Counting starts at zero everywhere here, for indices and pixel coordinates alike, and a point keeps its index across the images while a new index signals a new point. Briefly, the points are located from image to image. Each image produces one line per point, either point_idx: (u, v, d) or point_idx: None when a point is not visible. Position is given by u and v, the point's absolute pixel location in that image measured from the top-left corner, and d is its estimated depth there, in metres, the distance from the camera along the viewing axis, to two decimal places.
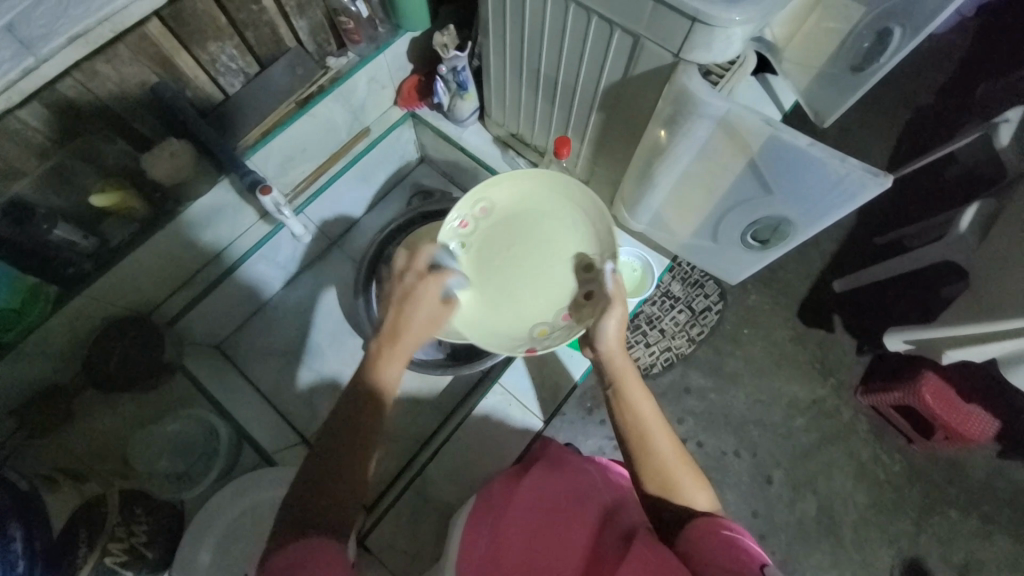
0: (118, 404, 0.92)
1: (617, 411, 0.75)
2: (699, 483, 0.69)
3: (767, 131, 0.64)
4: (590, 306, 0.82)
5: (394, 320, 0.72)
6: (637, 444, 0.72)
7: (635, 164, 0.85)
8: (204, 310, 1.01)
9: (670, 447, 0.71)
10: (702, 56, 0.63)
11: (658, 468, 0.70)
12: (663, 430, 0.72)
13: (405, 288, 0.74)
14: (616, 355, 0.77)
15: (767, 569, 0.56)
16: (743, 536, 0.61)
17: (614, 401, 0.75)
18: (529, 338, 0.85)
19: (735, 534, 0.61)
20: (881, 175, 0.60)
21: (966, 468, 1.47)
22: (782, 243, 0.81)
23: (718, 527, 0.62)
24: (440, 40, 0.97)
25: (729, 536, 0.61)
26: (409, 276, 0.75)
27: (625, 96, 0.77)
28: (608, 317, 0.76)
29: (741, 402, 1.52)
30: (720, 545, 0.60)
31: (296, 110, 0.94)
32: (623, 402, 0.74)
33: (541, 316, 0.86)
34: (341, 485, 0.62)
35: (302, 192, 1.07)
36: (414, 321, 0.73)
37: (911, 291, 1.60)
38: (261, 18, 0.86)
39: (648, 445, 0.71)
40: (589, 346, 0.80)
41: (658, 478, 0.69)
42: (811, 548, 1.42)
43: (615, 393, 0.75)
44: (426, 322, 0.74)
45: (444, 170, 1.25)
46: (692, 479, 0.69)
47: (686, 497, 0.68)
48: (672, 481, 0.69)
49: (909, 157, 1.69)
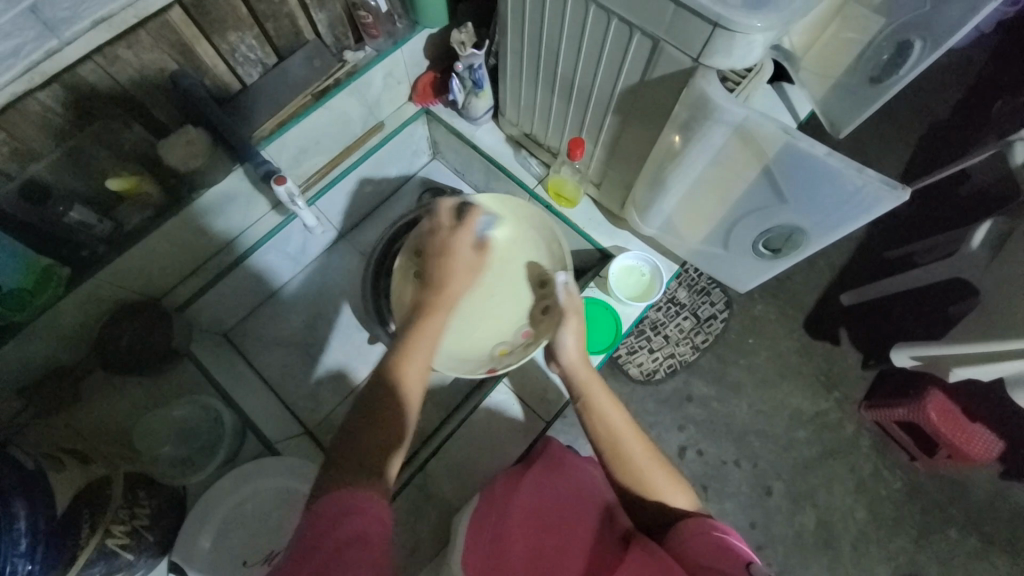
0: (126, 387, 0.93)
1: (589, 419, 0.74)
2: (677, 483, 0.69)
3: (784, 140, 0.64)
4: (547, 320, 0.90)
5: (438, 270, 0.76)
6: (609, 447, 0.72)
7: (648, 168, 0.85)
8: (214, 299, 1.01)
9: (641, 446, 0.71)
10: (721, 63, 0.63)
11: (636, 472, 0.69)
12: (635, 433, 0.72)
13: (441, 243, 0.78)
14: (580, 368, 0.79)
15: (754, 568, 0.55)
16: (730, 535, 0.61)
17: (585, 412, 0.75)
18: (490, 357, 0.93)
19: (724, 533, 0.61)
20: (899, 187, 0.60)
21: (968, 487, 1.45)
22: (794, 252, 0.80)
23: (707, 527, 0.62)
24: (457, 37, 0.98)
25: (717, 535, 0.60)
26: (443, 232, 0.80)
27: (643, 99, 0.76)
28: (564, 331, 0.82)
29: (743, 411, 1.51)
30: (708, 545, 0.59)
31: (312, 102, 0.95)
32: (593, 409, 0.74)
33: (501, 337, 0.95)
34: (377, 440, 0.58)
35: (314, 184, 1.08)
36: (461, 271, 0.76)
37: (919, 307, 1.59)
38: (281, 10, 0.87)
39: (620, 450, 0.71)
40: (555, 361, 0.84)
41: (639, 481, 0.69)
42: (809, 562, 1.41)
43: (586, 405, 0.75)
44: (468, 266, 0.77)
45: (455, 167, 1.26)
46: (672, 481, 0.69)
47: (665, 497, 0.68)
48: (651, 483, 0.69)
49: (923, 172, 1.67)
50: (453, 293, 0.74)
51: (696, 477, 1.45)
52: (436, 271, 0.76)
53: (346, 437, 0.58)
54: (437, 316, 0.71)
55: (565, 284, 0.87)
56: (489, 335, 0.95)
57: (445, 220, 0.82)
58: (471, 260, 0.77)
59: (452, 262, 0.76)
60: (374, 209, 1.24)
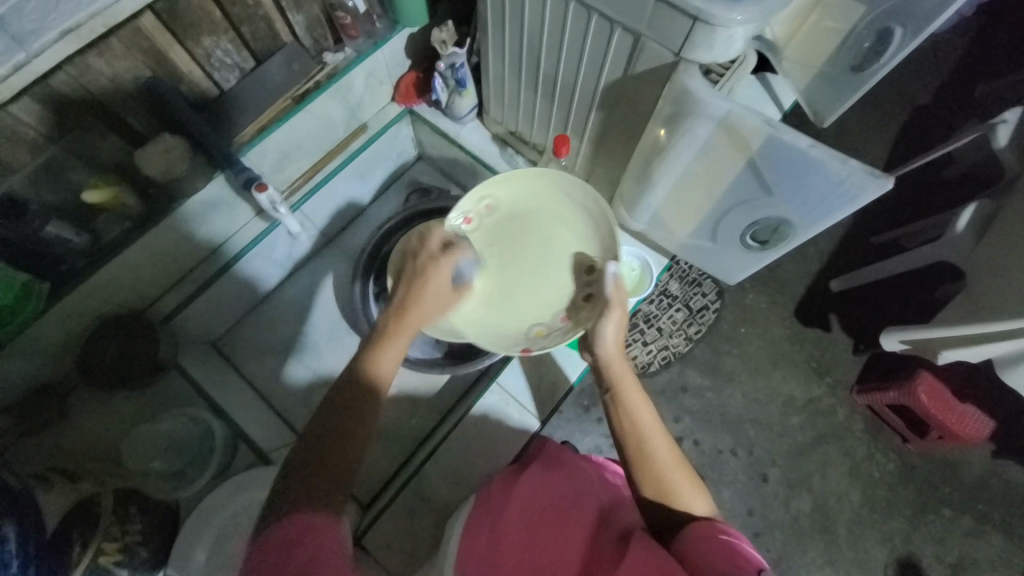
0: (113, 402, 0.91)
1: (619, 413, 0.74)
2: (692, 483, 0.70)
3: (767, 132, 0.64)
4: (589, 308, 0.84)
5: (406, 294, 0.77)
6: (634, 444, 0.72)
7: (634, 162, 0.85)
8: (200, 308, 0.99)
9: (666, 449, 0.71)
10: (703, 56, 0.62)
11: (657, 472, 0.69)
12: (661, 433, 0.72)
13: (418, 268, 0.79)
14: (614, 358, 0.78)
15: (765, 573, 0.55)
16: (740, 540, 0.61)
17: (614, 404, 0.75)
18: (525, 336, 0.88)
19: (732, 537, 0.61)
20: (882, 177, 0.60)
21: (960, 466, 1.48)
22: (783, 243, 0.80)
23: (717, 531, 0.62)
24: (439, 36, 0.97)
25: (727, 540, 0.61)
26: (424, 258, 0.81)
27: (627, 94, 0.76)
28: (606, 320, 0.78)
29: (737, 400, 1.52)
30: (718, 547, 0.60)
31: (293, 106, 0.93)
32: (623, 404, 0.74)
33: (538, 316, 0.89)
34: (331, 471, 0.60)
35: (298, 189, 1.06)
36: (423, 303, 0.77)
37: (907, 291, 1.61)
38: (257, 13, 0.85)
39: (646, 448, 0.71)
40: (589, 352, 0.82)
41: (656, 482, 0.69)
42: (806, 546, 1.42)
43: (614, 397, 0.75)
44: (436, 301, 0.79)
45: (441, 167, 1.25)
46: (688, 482, 0.70)
47: (682, 500, 0.68)
48: (667, 484, 0.69)
49: (907, 157, 1.68)
50: (415, 322, 0.75)
51: (693, 467, 1.46)
52: (405, 294, 0.77)
53: (315, 460, 0.60)
54: (395, 342, 0.72)
55: (614, 275, 0.79)
56: (525, 313, 0.90)
57: (433, 245, 0.84)
58: (442, 300, 0.80)
59: (423, 294, 0.77)
60: (361, 211, 1.23)
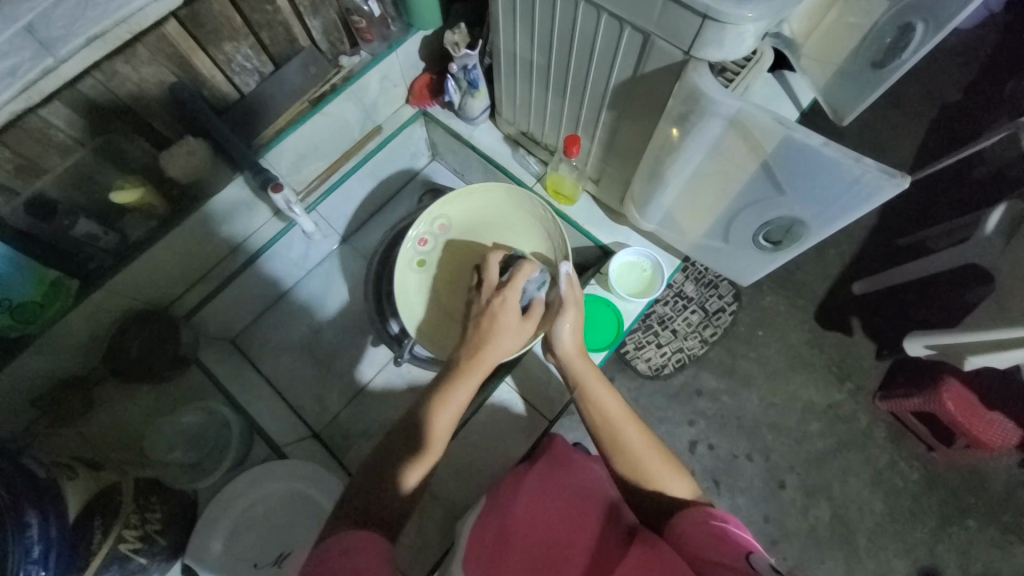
0: (137, 393, 0.94)
1: (586, 408, 0.75)
2: (676, 471, 0.70)
3: (780, 131, 0.62)
4: (544, 313, 0.85)
5: (476, 334, 0.76)
6: (607, 436, 0.72)
7: (645, 161, 0.84)
8: (220, 303, 1.02)
9: (640, 437, 0.71)
10: (713, 54, 0.62)
11: (632, 462, 0.70)
12: (631, 422, 0.72)
13: (490, 307, 0.76)
14: (573, 355, 0.80)
15: (754, 558, 0.55)
16: (732, 525, 0.60)
17: (580, 399, 0.76)
18: None
19: (722, 522, 0.60)
20: (898, 176, 0.58)
21: (988, 477, 1.42)
22: (796, 244, 0.79)
23: (706, 516, 0.62)
24: (451, 39, 0.97)
25: (716, 524, 0.60)
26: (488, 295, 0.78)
27: (637, 94, 0.76)
28: (561, 319, 0.79)
29: (754, 405, 1.50)
30: (707, 536, 0.59)
31: (309, 108, 0.96)
32: (590, 399, 0.75)
33: None
34: (387, 498, 0.64)
35: (314, 190, 1.09)
36: (506, 339, 0.75)
37: (934, 295, 1.56)
38: (275, 18, 0.88)
39: (618, 438, 0.71)
40: (550, 350, 0.83)
41: (637, 475, 0.69)
42: (825, 555, 1.39)
43: (581, 392, 0.76)
44: (513, 335, 0.76)
45: (454, 168, 1.26)
46: (669, 469, 0.69)
47: (667, 489, 0.68)
48: (647, 473, 0.69)
49: (934, 156, 1.63)
50: (487, 363, 0.74)
51: (707, 472, 1.44)
52: (477, 334, 0.76)
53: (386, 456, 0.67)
54: (467, 380, 0.73)
55: (567, 275, 0.80)
56: None
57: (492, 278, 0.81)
58: (518, 333, 0.76)
59: (496, 330, 0.75)
60: (376, 213, 1.25)
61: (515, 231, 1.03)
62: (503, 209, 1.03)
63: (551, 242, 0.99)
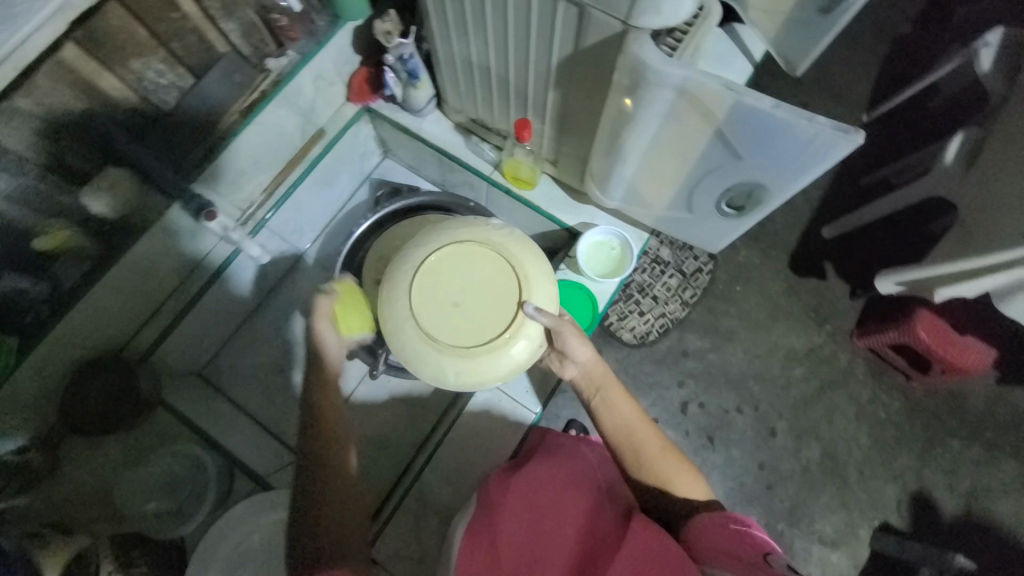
0: (104, 444, 0.89)
1: (603, 419, 0.81)
2: (692, 474, 0.77)
3: (729, 96, 0.60)
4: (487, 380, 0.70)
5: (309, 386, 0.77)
6: (625, 443, 0.78)
7: (600, 137, 0.81)
8: (177, 341, 0.98)
9: (655, 441, 0.78)
10: (652, 21, 0.58)
11: (646, 464, 0.77)
12: (647, 428, 0.79)
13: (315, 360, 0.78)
14: (597, 373, 0.81)
15: (771, 558, 0.61)
16: (750, 526, 0.66)
17: (600, 406, 0.81)
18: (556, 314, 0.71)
19: (742, 524, 0.66)
20: (852, 131, 0.56)
21: (966, 397, 1.48)
22: (758, 209, 0.77)
23: (725, 519, 0.68)
24: (382, 27, 0.91)
25: (736, 528, 0.66)
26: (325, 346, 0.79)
27: (582, 69, 0.72)
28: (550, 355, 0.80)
29: (739, 358, 1.52)
30: (728, 538, 0.65)
31: (240, 120, 0.90)
32: (607, 407, 0.80)
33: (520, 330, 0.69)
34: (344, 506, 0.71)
35: (262, 205, 1.03)
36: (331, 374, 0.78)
37: (902, 229, 1.58)
38: (185, 25, 0.80)
39: (636, 444, 0.78)
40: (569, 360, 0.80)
41: (654, 476, 0.76)
42: (819, 493, 1.44)
43: (600, 400, 0.81)
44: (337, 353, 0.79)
45: (408, 163, 1.21)
46: (683, 472, 0.76)
47: (678, 488, 0.75)
48: (665, 476, 0.76)
49: (890, 91, 1.64)
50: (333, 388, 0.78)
51: (700, 429, 1.47)
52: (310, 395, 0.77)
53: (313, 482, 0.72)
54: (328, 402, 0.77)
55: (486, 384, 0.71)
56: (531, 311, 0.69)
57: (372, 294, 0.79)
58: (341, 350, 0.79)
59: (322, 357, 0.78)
60: (332, 220, 1.20)
61: (422, 313, 0.68)
62: (400, 318, 0.68)
63: (434, 363, 0.68)
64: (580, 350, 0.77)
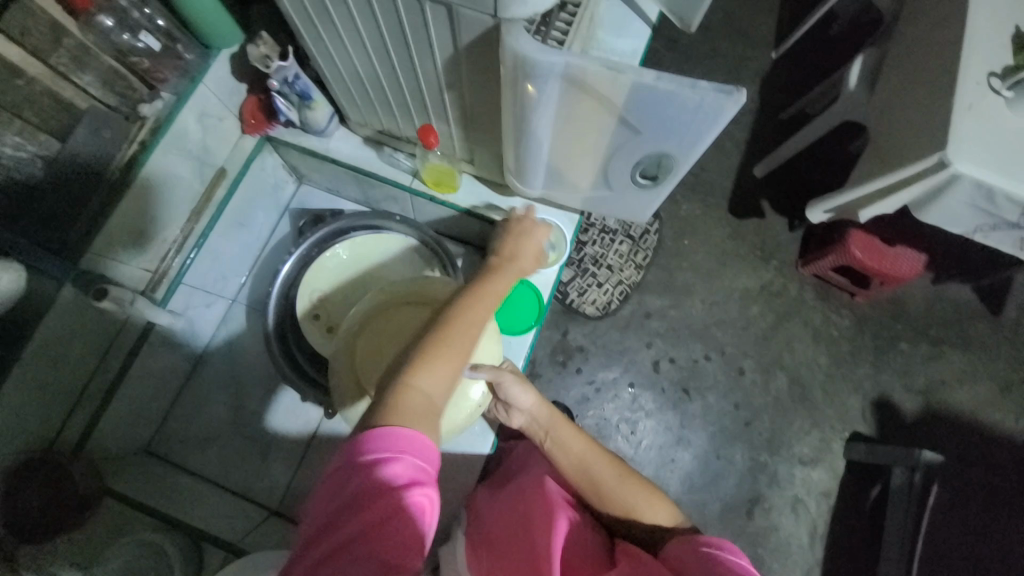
0: (55, 553, 0.75)
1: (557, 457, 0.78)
2: (662, 502, 0.71)
3: (612, 74, 0.58)
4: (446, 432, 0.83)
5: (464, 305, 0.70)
6: (581, 480, 0.75)
7: (505, 132, 0.79)
8: (111, 423, 0.91)
9: (611, 469, 0.75)
10: (521, 11, 0.56)
11: (608, 495, 0.72)
12: (603, 459, 0.76)
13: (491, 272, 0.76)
14: (540, 412, 0.83)
15: None
16: (724, 550, 0.58)
17: (550, 443, 0.80)
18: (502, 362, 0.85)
19: (714, 548, 0.59)
20: (734, 91, 0.56)
21: (907, 301, 1.58)
22: (669, 176, 0.77)
23: (697, 544, 0.60)
24: (257, 52, 0.87)
25: (709, 551, 0.58)
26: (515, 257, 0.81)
27: (467, 66, 0.69)
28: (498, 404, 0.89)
29: (699, 308, 1.56)
30: (698, 558, 0.58)
31: (122, 179, 0.83)
32: (557, 443, 0.79)
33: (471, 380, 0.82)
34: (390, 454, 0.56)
35: (175, 256, 0.95)
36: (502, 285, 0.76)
37: (825, 155, 1.65)
38: (33, 91, 0.73)
39: (591, 474, 0.74)
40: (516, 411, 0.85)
41: (619, 506, 0.72)
42: (793, 418, 1.52)
43: (551, 438, 0.80)
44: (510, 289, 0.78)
45: (327, 187, 1.15)
46: (648, 496, 0.72)
47: (647, 517, 0.70)
48: (625, 502, 0.72)
49: (792, 24, 1.68)
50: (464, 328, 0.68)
51: (675, 384, 1.51)
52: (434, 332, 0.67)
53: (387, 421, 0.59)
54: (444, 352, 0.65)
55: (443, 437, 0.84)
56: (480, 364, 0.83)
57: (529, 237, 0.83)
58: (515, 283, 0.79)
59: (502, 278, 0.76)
60: (258, 257, 1.14)
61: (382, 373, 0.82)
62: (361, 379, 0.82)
63: None
64: (526, 397, 0.83)
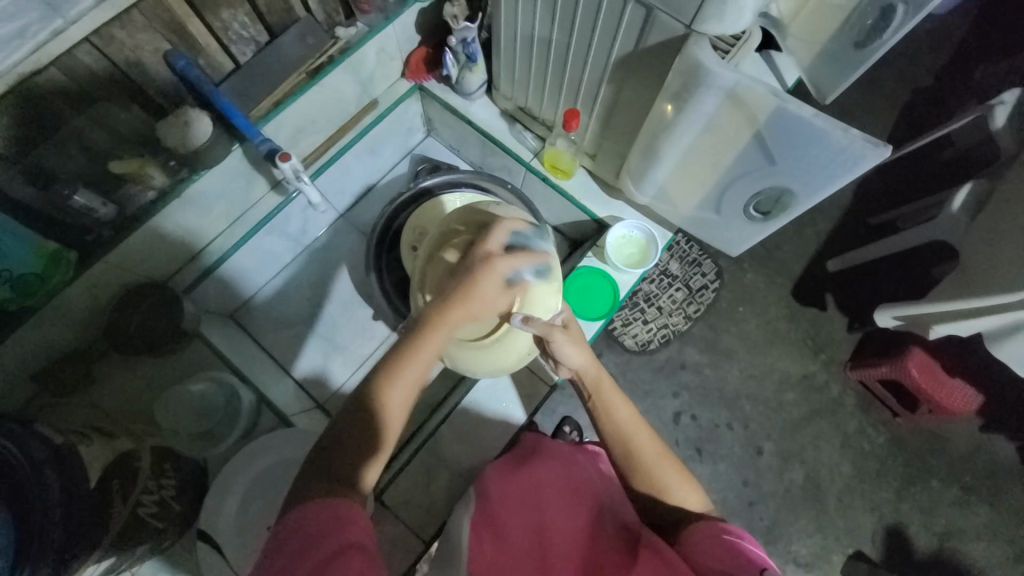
0: (137, 364, 0.95)
1: (606, 432, 0.77)
2: (690, 483, 0.75)
3: (773, 102, 0.66)
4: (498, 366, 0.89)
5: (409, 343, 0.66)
6: (620, 447, 0.76)
7: (641, 136, 0.87)
8: (219, 280, 1.03)
9: (651, 444, 0.76)
10: (715, 28, 0.66)
11: (649, 475, 0.74)
12: (647, 435, 0.76)
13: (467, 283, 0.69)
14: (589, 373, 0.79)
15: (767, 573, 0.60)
16: (743, 539, 0.65)
17: (596, 409, 0.78)
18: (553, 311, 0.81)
19: (733, 536, 0.65)
20: (881, 145, 0.63)
21: (949, 439, 1.54)
22: (783, 214, 0.83)
23: (718, 531, 0.66)
24: (450, 10, 0.99)
25: (729, 539, 0.65)
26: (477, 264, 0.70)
27: (639, 66, 0.78)
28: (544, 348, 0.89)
29: (735, 376, 1.58)
30: (720, 546, 0.64)
31: (307, 80, 0.95)
32: (604, 407, 0.78)
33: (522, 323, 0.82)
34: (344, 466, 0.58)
35: (315, 161, 1.09)
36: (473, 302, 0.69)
37: (906, 271, 1.64)
38: None
39: (631, 449, 0.75)
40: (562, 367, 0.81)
41: (652, 484, 0.74)
42: (798, 514, 1.49)
43: (596, 402, 0.78)
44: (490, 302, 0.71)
45: (450, 144, 1.26)
46: (681, 480, 0.74)
47: (676, 497, 0.73)
48: (660, 481, 0.74)
49: (904, 139, 1.72)
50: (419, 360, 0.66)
51: (689, 441, 1.52)
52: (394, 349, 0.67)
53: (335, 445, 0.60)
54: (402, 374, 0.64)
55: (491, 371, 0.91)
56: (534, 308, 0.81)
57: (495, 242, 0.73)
58: (495, 300, 0.72)
59: (474, 292, 0.69)
60: (371, 187, 1.25)
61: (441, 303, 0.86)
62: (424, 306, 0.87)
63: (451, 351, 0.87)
64: (576, 355, 0.78)
